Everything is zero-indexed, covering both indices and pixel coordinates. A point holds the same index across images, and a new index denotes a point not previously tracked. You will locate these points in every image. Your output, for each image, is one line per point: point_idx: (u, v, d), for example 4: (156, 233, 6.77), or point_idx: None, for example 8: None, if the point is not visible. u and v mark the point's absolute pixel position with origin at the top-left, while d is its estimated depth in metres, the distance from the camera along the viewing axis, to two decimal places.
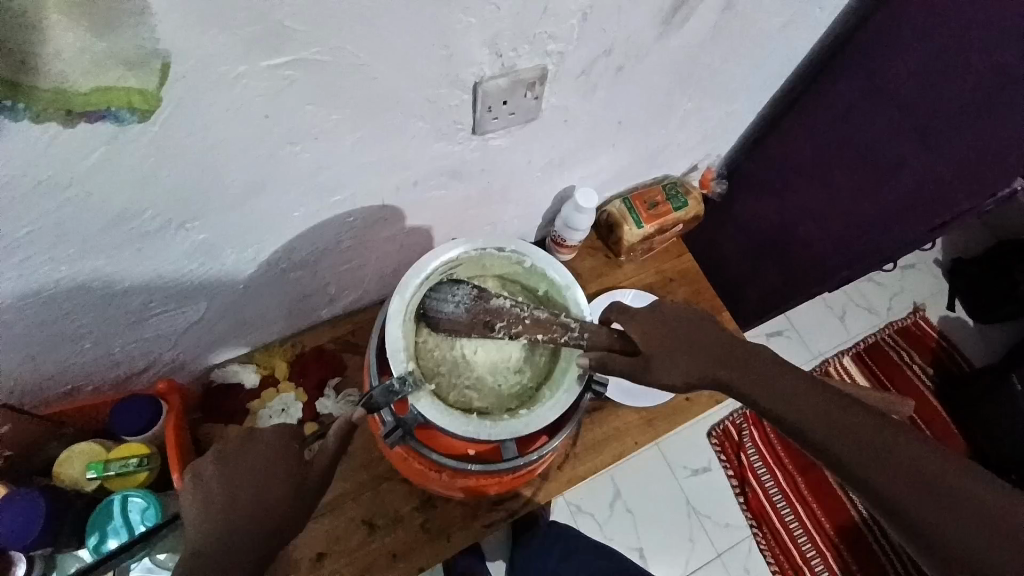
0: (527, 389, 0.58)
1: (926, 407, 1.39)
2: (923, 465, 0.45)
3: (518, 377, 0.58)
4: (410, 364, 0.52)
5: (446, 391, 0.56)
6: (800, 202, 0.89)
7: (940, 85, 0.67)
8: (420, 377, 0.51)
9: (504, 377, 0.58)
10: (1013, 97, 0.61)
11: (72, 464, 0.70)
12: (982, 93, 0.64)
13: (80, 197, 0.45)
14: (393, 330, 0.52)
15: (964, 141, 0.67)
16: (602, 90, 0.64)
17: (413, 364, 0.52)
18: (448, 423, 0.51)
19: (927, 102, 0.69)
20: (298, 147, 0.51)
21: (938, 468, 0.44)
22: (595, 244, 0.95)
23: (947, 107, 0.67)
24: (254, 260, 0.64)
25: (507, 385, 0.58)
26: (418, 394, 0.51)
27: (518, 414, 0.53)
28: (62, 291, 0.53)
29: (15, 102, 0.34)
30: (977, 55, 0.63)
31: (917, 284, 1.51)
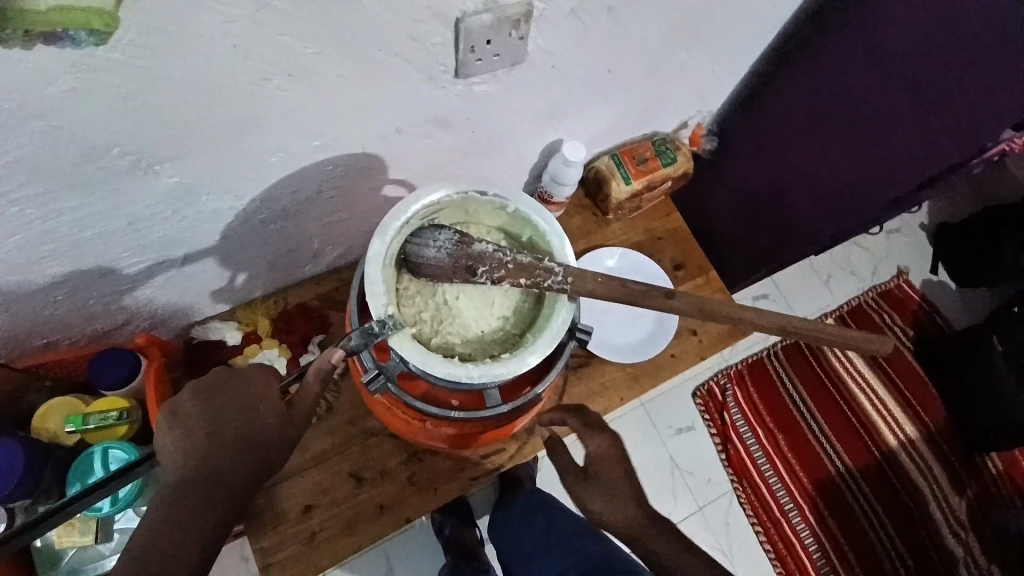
0: (511, 335, 0.57)
1: (906, 368, 1.42)
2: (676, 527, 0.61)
3: (502, 324, 0.58)
4: (391, 308, 0.51)
5: (428, 337, 0.55)
6: (790, 157, 0.88)
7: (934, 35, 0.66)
8: (402, 320, 0.51)
9: (487, 324, 0.57)
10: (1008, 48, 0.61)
11: (52, 417, 0.70)
12: (976, 43, 0.63)
13: (45, 129, 0.43)
14: (373, 273, 0.52)
15: (956, 93, 0.67)
16: (592, 33, 0.62)
17: (394, 307, 0.51)
18: (429, 366, 0.50)
19: (918, 54, 0.68)
20: (272, 83, 0.48)
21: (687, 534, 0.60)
22: (583, 201, 0.94)
23: (943, 62, 0.66)
24: (233, 208, 0.62)
25: (491, 331, 0.58)
26: (399, 337, 0.50)
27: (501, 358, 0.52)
28: (31, 234, 0.52)
29: None
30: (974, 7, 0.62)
31: (902, 249, 1.52)
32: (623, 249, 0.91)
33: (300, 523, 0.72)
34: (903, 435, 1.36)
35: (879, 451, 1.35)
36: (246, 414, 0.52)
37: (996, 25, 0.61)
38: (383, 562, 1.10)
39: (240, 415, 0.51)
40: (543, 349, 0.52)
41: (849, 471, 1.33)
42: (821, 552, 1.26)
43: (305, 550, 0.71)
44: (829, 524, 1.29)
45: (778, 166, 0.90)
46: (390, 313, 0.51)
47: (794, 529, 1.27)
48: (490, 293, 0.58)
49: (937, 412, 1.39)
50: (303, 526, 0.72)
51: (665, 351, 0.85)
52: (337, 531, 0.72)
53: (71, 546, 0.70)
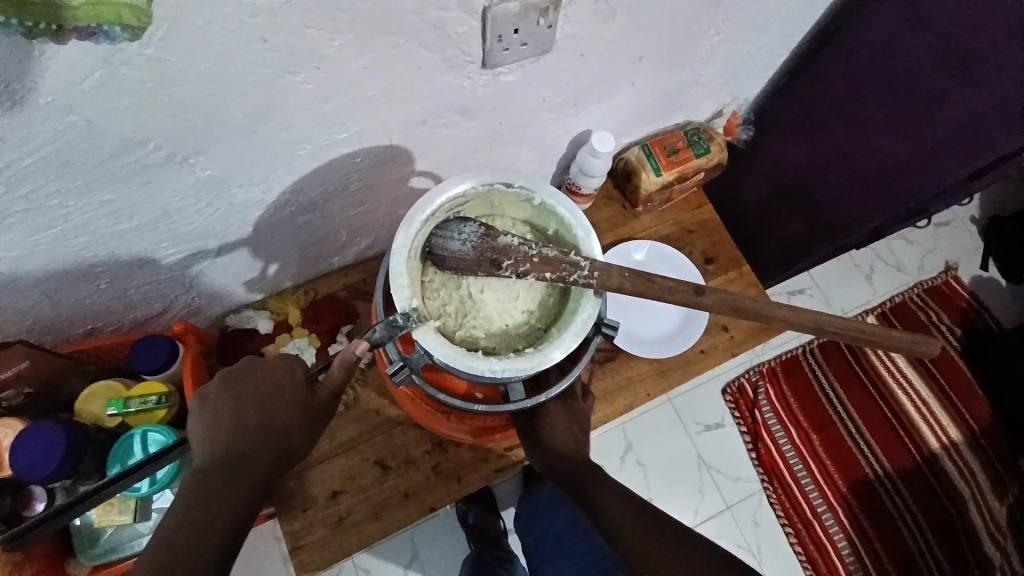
0: (535, 329, 0.57)
1: (952, 368, 1.35)
2: (639, 516, 0.59)
3: (526, 318, 0.57)
4: (415, 301, 0.51)
5: (452, 330, 0.55)
6: (831, 144, 0.84)
7: (985, 15, 0.62)
8: (426, 314, 0.51)
9: (511, 317, 0.57)
10: None
11: (94, 400, 0.73)
12: None
13: (81, 123, 0.44)
14: (397, 265, 0.52)
15: (1011, 76, 0.62)
16: (622, 17, 0.60)
17: (418, 300, 0.51)
18: (451, 358, 0.50)
19: (971, 35, 0.64)
20: (300, 76, 0.49)
21: (647, 523, 0.58)
22: (612, 193, 0.93)
23: (991, 36, 0.62)
24: (263, 200, 0.63)
25: (516, 324, 0.57)
26: (423, 329, 0.50)
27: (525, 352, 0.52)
28: (72, 226, 0.54)
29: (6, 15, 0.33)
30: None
31: (950, 242, 1.44)
32: (651, 242, 0.90)
33: (328, 507, 0.74)
34: (946, 437, 1.30)
35: (920, 454, 1.29)
36: (268, 400, 0.56)
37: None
38: (409, 547, 1.12)
39: (262, 401, 0.55)
40: (567, 344, 0.52)
41: (887, 474, 1.28)
42: (854, 556, 1.22)
43: (332, 534, 0.73)
44: (865, 528, 1.25)
45: (819, 153, 0.86)
46: (415, 306, 0.51)
47: (827, 532, 1.23)
48: (515, 286, 0.58)
49: (984, 415, 1.32)
50: (330, 511, 0.74)
51: (694, 346, 0.83)
52: (363, 517, 0.74)
53: (111, 525, 0.73)
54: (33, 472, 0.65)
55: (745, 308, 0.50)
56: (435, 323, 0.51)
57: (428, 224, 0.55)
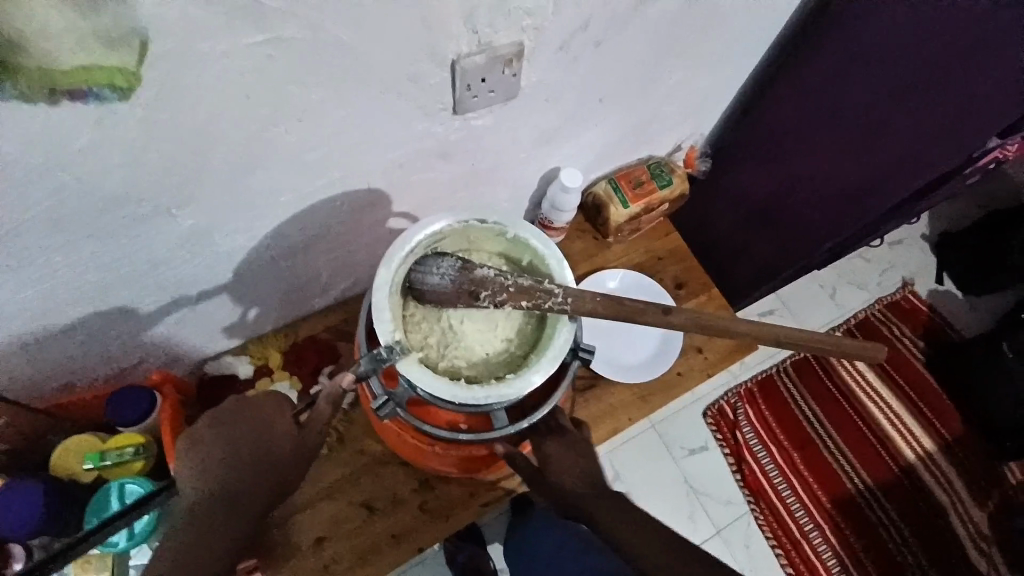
0: (515, 357, 0.59)
1: (919, 379, 1.41)
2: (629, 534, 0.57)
3: (505, 345, 0.59)
4: (397, 334, 0.53)
5: (435, 361, 0.57)
6: (785, 170, 0.90)
7: (910, 49, 0.68)
8: (409, 345, 0.52)
9: (490, 346, 0.59)
10: (977, 62, 0.64)
11: (70, 455, 0.71)
12: (952, 50, 0.65)
13: (71, 182, 0.46)
14: (380, 301, 0.53)
15: (944, 102, 0.68)
16: (581, 65, 0.65)
17: (400, 333, 0.53)
18: (436, 388, 0.51)
19: (899, 68, 0.70)
20: (282, 128, 0.52)
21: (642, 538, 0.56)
22: (583, 226, 0.97)
23: (927, 66, 0.68)
24: (246, 246, 0.65)
25: (496, 353, 0.59)
26: (407, 361, 0.52)
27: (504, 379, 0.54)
28: (55, 281, 0.55)
29: (2, 81, 0.35)
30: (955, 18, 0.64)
31: (906, 259, 1.52)
32: (624, 271, 0.93)
33: (315, 555, 0.72)
34: (921, 447, 1.34)
35: (899, 466, 1.32)
36: (260, 447, 0.54)
37: (974, 31, 0.63)
38: None
39: (254, 449, 0.53)
40: (546, 369, 0.54)
41: (868, 488, 1.30)
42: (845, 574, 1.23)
43: None
44: (854, 543, 1.26)
45: (776, 178, 0.92)
46: (397, 338, 0.53)
47: (816, 551, 1.24)
48: (493, 316, 0.60)
49: (954, 425, 1.37)
50: (317, 559, 0.72)
51: (671, 369, 0.86)
52: (352, 563, 0.72)
53: None
54: (17, 528, 0.63)
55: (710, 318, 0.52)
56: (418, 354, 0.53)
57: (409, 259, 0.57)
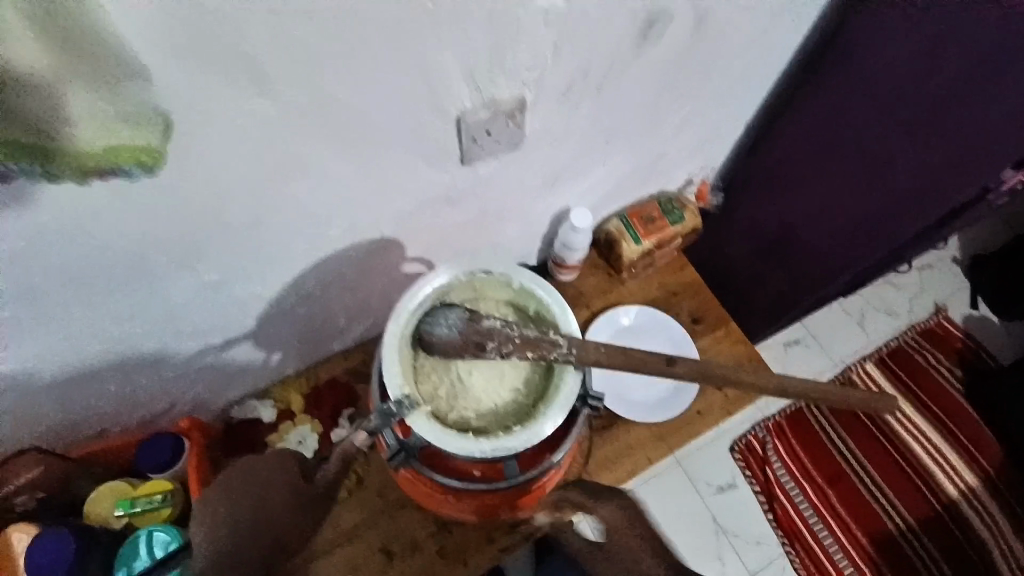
0: (523, 406, 0.59)
1: (957, 409, 1.34)
2: None
3: (512, 395, 0.60)
4: (406, 388, 0.55)
5: (444, 413, 0.58)
6: (799, 203, 0.89)
7: (924, 78, 0.66)
8: (417, 399, 0.54)
9: (499, 396, 0.60)
10: (992, 88, 0.63)
11: (102, 502, 0.71)
12: (968, 76, 0.63)
13: (101, 245, 0.49)
14: (389, 354, 0.55)
15: (955, 131, 0.68)
16: (584, 111, 0.67)
17: (409, 387, 0.55)
18: (445, 442, 0.53)
19: (910, 97, 0.68)
20: (297, 186, 0.54)
21: None
22: (597, 262, 0.96)
23: (933, 94, 0.66)
24: (265, 295, 0.67)
25: (504, 402, 0.60)
26: (415, 415, 0.53)
27: (512, 430, 0.54)
28: (87, 334, 0.58)
29: (32, 166, 0.36)
30: (954, 43, 0.62)
31: (937, 283, 1.47)
32: (638, 306, 0.92)
33: None
34: (963, 482, 1.27)
35: (940, 501, 1.26)
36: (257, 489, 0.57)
37: (974, 62, 0.62)
38: None
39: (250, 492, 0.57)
40: (555, 418, 0.54)
41: (909, 527, 1.24)
42: None
43: None
44: None
45: (788, 211, 0.91)
46: (406, 392, 0.55)
47: None
48: (500, 365, 0.61)
49: (999, 457, 1.30)
50: None
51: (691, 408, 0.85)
52: None
53: None
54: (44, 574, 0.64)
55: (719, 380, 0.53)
56: (427, 407, 0.54)
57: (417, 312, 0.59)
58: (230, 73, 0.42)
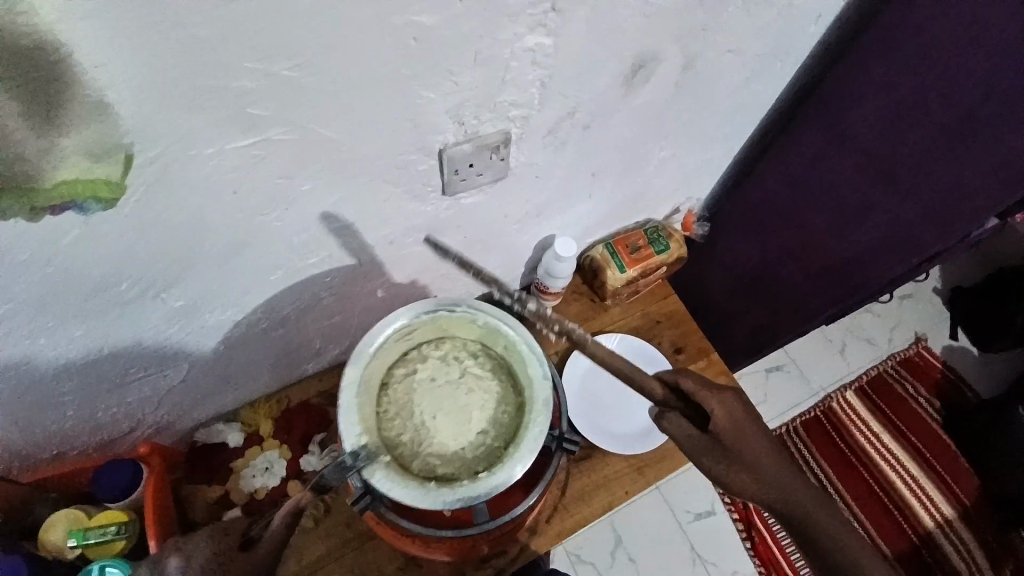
0: (492, 448, 0.59)
1: (934, 440, 1.34)
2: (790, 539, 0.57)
3: (481, 436, 0.59)
4: (363, 439, 0.54)
5: (409, 459, 0.57)
6: (781, 241, 0.89)
7: (903, 131, 0.67)
8: (374, 450, 0.53)
9: (467, 439, 0.59)
10: (975, 141, 0.62)
11: (53, 531, 0.65)
12: (947, 132, 0.63)
13: (57, 274, 0.46)
14: (348, 400, 0.55)
15: (932, 183, 0.67)
16: (570, 146, 0.66)
17: (368, 437, 0.54)
18: (403, 494, 0.52)
19: (888, 146, 0.69)
20: (270, 216, 0.53)
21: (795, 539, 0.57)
22: (581, 287, 0.95)
23: (910, 149, 0.67)
24: (236, 321, 0.65)
25: (473, 447, 0.60)
26: (372, 468, 0.52)
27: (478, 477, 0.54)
28: (41, 361, 0.55)
29: None
30: (937, 100, 0.63)
31: (917, 315, 1.49)
32: (621, 334, 0.91)
33: None
34: (938, 514, 1.27)
35: (916, 534, 1.26)
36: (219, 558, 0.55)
37: (960, 115, 0.62)
38: None
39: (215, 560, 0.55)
40: (524, 463, 0.54)
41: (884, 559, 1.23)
42: None
43: None
44: None
45: (768, 248, 0.91)
46: (362, 443, 0.54)
47: None
48: (468, 406, 0.61)
49: (976, 491, 1.30)
50: None
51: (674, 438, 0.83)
52: None
53: None
54: None
55: (717, 441, 0.58)
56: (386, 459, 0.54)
57: (378, 356, 0.59)
58: (201, 109, 0.40)
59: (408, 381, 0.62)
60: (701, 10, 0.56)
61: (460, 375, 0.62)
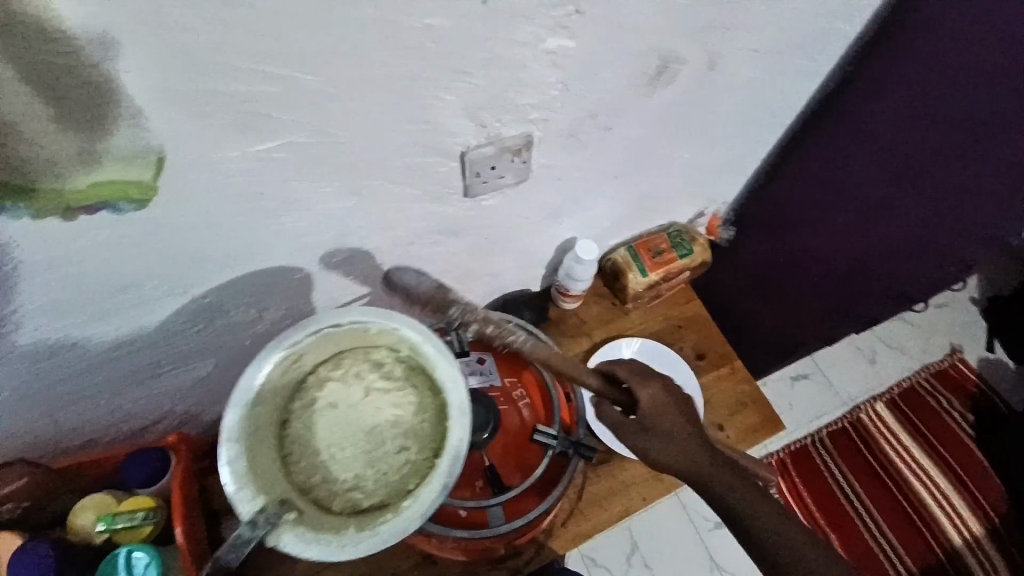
0: (419, 463, 0.55)
1: (965, 455, 1.28)
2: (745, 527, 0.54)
3: (404, 455, 0.56)
4: (260, 501, 0.49)
5: (329, 501, 0.54)
6: (807, 245, 0.87)
7: (917, 137, 0.68)
8: (274, 512, 0.48)
9: (385, 462, 0.56)
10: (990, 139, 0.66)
11: (82, 514, 0.67)
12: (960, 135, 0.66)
13: (90, 271, 0.48)
14: (230, 460, 0.49)
15: (951, 177, 0.71)
16: (591, 149, 0.65)
17: (265, 498, 0.49)
18: (318, 546, 0.48)
19: (902, 151, 0.70)
20: (293, 217, 0.54)
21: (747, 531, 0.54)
22: (601, 290, 0.94)
23: (925, 151, 0.69)
24: (260, 318, 0.66)
25: (397, 468, 0.56)
26: (276, 532, 0.48)
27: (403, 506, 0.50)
28: (74, 353, 0.57)
29: (18, 203, 0.39)
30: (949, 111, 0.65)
31: (951, 324, 1.44)
32: (641, 338, 0.89)
33: None
34: (968, 531, 1.20)
35: (943, 550, 1.18)
36: None
37: (973, 121, 0.65)
38: None
39: None
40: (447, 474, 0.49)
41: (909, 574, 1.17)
42: None
43: None
44: None
45: (794, 251, 0.90)
46: (260, 507, 0.48)
47: None
48: (377, 426, 0.58)
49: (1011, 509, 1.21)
50: None
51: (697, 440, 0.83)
52: None
53: None
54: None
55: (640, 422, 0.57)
56: (293, 514, 0.49)
57: (261, 401, 0.52)
58: (226, 113, 0.41)
59: (306, 410, 0.57)
60: (725, 12, 0.55)
61: (366, 392, 0.58)
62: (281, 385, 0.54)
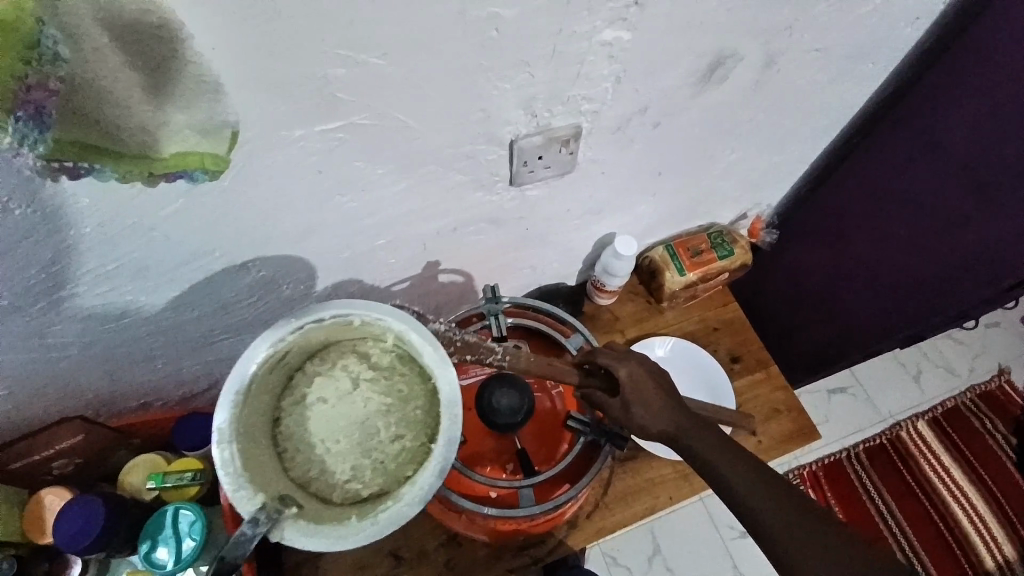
0: (417, 449, 0.55)
1: (1004, 476, 1.24)
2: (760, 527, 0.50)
3: (399, 443, 0.56)
4: (259, 498, 0.48)
5: (328, 492, 0.54)
6: (858, 253, 0.85)
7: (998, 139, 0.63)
8: (275, 509, 0.47)
9: (379, 451, 0.56)
10: None
11: (135, 472, 0.73)
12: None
13: (160, 238, 0.51)
14: (228, 459, 0.48)
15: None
16: (637, 144, 0.66)
17: (264, 494, 0.48)
18: (322, 536, 0.47)
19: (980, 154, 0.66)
20: (346, 198, 0.56)
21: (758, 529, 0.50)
22: (637, 288, 0.94)
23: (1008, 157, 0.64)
24: (307, 295, 0.69)
25: (394, 457, 0.56)
26: (279, 528, 0.47)
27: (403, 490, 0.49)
28: (139, 316, 0.61)
29: (102, 166, 0.40)
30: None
31: (1003, 345, 1.38)
32: (676, 338, 0.89)
33: None
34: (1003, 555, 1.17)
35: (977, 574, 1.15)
36: None
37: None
38: None
39: None
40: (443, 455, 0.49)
41: None
42: None
43: None
44: None
45: (843, 260, 0.88)
46: (260, 505, 0.47)
47: None
48: (370, 418, 0.58)
49: None
50: None
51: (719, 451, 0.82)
52: None
53: None
54: (74, 540, 0.64)
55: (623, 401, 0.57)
56: (293, 510, 0.48)
57: (250, 400, 0.51)
58: (296, 92, 0.43)
59: (298, 406, 0.58)
60: (785, 10, 0.55)
61: (354, 384, 0.58)
62: (268, 383, 0.53)
